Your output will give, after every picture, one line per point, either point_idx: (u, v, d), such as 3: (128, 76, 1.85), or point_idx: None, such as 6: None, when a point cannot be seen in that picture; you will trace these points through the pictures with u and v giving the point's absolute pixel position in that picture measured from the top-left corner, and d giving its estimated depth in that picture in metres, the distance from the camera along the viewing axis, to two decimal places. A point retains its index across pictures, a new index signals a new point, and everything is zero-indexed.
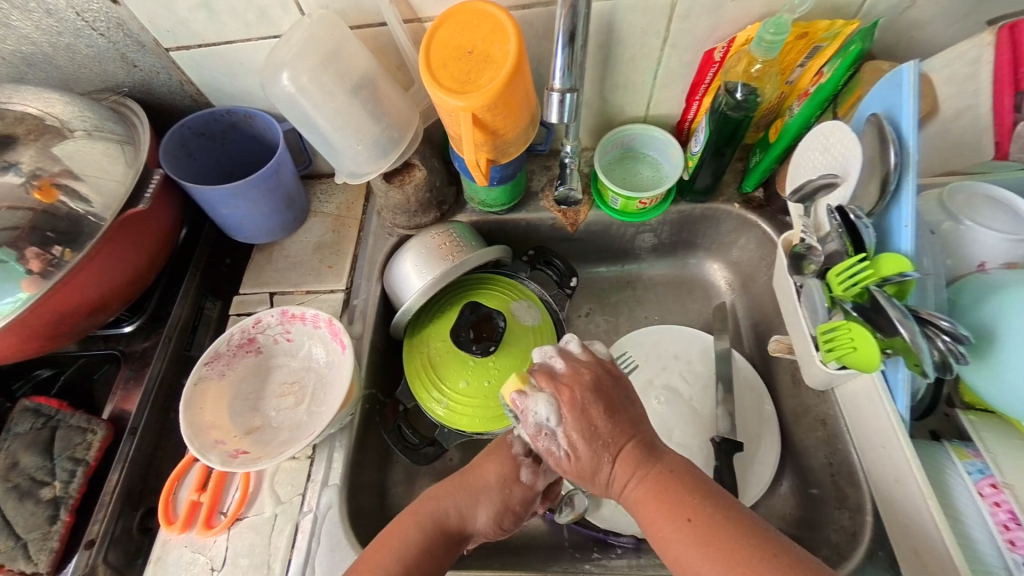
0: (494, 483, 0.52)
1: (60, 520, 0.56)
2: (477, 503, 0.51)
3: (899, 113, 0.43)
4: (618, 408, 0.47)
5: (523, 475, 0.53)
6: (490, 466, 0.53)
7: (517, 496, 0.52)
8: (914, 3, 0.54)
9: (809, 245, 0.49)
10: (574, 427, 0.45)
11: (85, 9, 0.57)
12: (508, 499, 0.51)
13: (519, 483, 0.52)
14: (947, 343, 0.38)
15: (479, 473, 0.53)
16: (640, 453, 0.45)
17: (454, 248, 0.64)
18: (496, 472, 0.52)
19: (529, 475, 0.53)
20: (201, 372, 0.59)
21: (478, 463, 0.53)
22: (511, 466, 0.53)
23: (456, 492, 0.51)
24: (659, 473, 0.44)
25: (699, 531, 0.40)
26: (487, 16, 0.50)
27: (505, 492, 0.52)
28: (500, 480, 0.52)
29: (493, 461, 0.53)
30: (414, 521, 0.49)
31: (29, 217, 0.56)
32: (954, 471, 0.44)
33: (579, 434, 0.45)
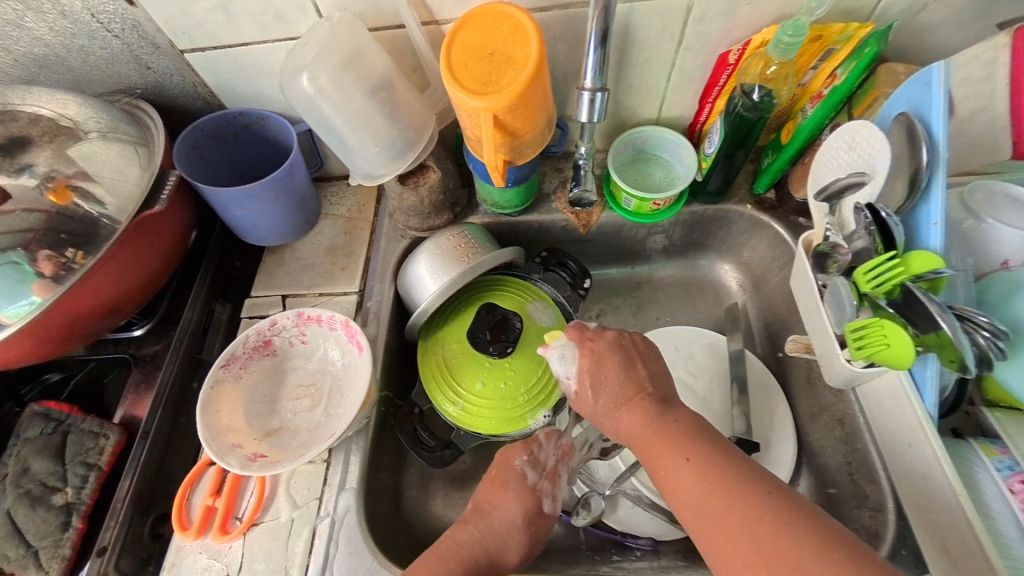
0: (519, 522, 0.55)
1: (72, 527, 0.55)
2: (506, 544, 0.53)
3: (927, 110, 0.44)
4: (634, 363, 0.53)
5: (545, 506, 0.57)
6: (511, 505, 0.55)
7: (541, 528, 0.56)
8: (925, 7, 0.55)
9: (834, 243, 0.49)
10: (589, 376, 0.54)
11: (100, 10, 0.56)
12: (533, 533, 0.55)
13: (541, 515, 0.56)
14: (987, 339, 0.38)
15: (501, 512, 0.55)
16: (654, 405, 0.50)
17: (469, 249, 0.64)
18: (517, 509, 0.55)
19: (549, 504, 0.57)
20: (217, 375, 0.59)
21: (497, 502, 0.56)
22: (531, 500, 0.56)
23: (483, 534, 0.53)
24: (664, 420, 0.49)
25: (699, 468, 0.44)
26: (508, 18, 0.50)
27: (531, 527, 0.55)
28: (524, 520, 0.55)
29: (511, 497, 0.56)
30: (445, 569, 0.49)
31: (43, 220, 0.55)
32: (983, 467, 0.45)
33: (596, 379, 0.53)
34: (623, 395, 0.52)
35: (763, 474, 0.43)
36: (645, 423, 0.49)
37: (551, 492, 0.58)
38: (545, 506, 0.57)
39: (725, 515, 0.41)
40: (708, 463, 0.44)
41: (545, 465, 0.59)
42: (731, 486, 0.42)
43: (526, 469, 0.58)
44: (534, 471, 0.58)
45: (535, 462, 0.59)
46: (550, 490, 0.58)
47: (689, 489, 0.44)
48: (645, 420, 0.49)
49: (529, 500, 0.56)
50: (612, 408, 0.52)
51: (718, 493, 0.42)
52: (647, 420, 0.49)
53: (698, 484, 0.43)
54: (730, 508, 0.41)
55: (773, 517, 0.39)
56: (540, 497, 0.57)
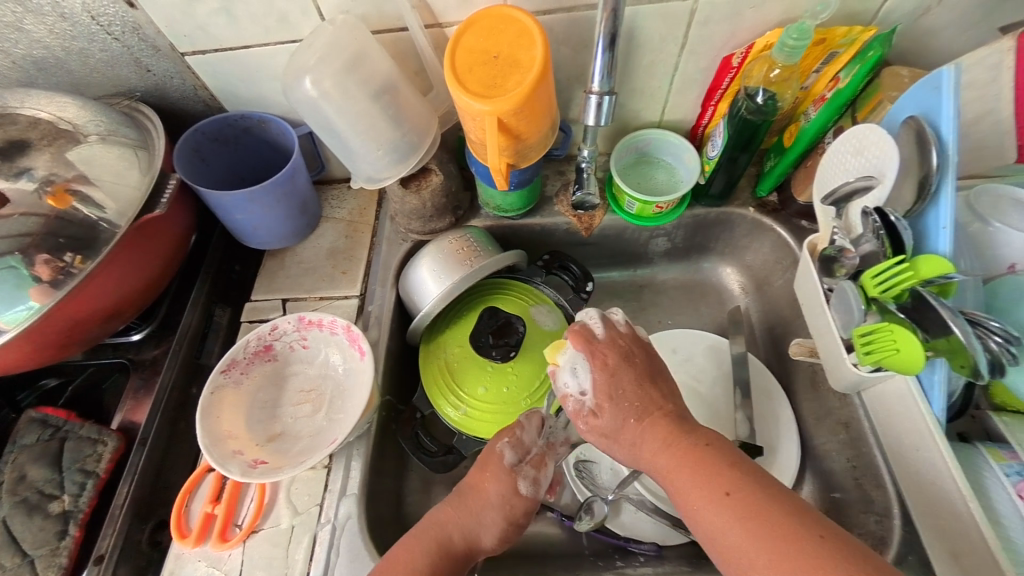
0: (497, 502, 0.54)
1: (69, 535, 0.54)
2: (481, 522, 0.53)
3: (937, 114, 0.43)
4: (651, 379, 0.52)
5: (522, 488, 0.56)
6: (490, 486, 0.55)
7: (519, 510, 0.55)
8: (928, 11, 0.55)
9: (840, 247, 0.49)
10: (603, 394, 0.51)
11: (100, 12, 0.56)
12: (511, 513, 0.54)
13: (519, 496, 0.55)
14: (999, 344, 0.38)
15: (480, 494, 0.54)
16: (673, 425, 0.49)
17: (471, 253, 0.64)
18: (496, 492, 0.54)
19: (528, 486, 0.56)
20: (217, 380, 0.58)
21: (478, 483, 0.55)
22: (509, 482, 0.55)
23: (461, 515, 0.53)
24: (683, 443, 0.47)
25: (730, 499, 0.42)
26: (513, 22, 0.50)
27: (507, 508, 0.54)
28: (501, 500, 0.54)
29: (490, 479, 0.55)
30: (419, 545, 0.50)
31: (42, 224, 0.54)
32: (992, 472, 0.44)
33: (611, 397, 0.51)
34: (642, 411, 0.50)
35: (805, 507, 0.41)
36: (669, 447, 0.48)
37: (532, 474, 0.57)
38: (523, 489, 0.56)
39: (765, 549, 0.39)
40: (750, 498, 0.42)
41: (527, 448, 0.58)
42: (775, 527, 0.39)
43: (507, 451, 0.57)
44: (516, 454, 0.57)
45: (517, 445, 0.57)
46: (531, 474, 0.57)
47: (721, 520, 0.42)
48: (670, 442, 0.48)
49: (509, 483, 0.55)
50: (631, 425, 0.50)
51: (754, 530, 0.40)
52: (673, 444, 0.48)
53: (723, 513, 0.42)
54: (780, 550, 0.38)
55: (831, 564, 0.36)
56: (518, 477, 0.56)
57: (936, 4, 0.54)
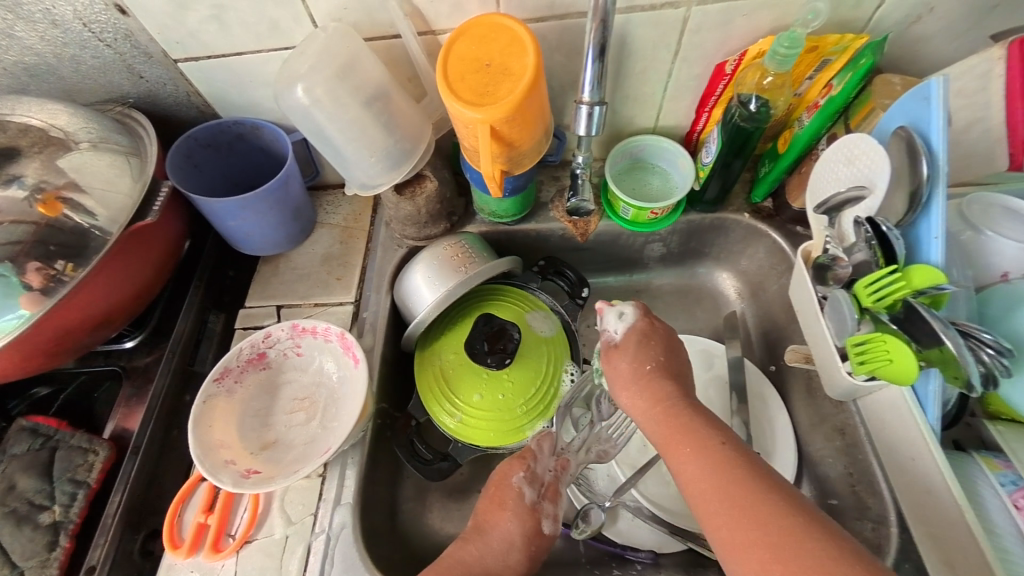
0: (519, 541, 0.54)
1: (59, 547, 0.53)
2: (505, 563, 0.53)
3: (927, 125, 0.43)
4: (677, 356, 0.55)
5: (544, 527, 0.57)
6: (510, 524, 0.55)
7: (540, 547, 0.56)
8: (919, 19, 0.56)
9: (833, 255, 0.49)
10: (629, 344, 0.55)
11: (92, 19, 0.56)
12: (533, 552, 0.55)
13: (541, 534, 0.56)
14: (991, 356, 0.38)
15: (500, 532, 0.55)
16: (675, 392, 0.51)
17: (467, 259, 0.63)
18: (518, 530, 0.55)
19: (549, 524, 0.57)
20: (210, 390, 0.58)
21: (495, 520, 0.56)
22: (529, 520, 0.56)
23: (484, 554, 0.53)
24: (676, 406, 0.50)
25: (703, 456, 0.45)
26: (505, 30, 0.50)
27: (531, 546, 0.55)
28: (524, 539, 0.55)
29: (510, 518, 0.55)
30: None
31: (32, 232, 0.54)
32: (986, 481, 0.44)
33: (631, 353, 0.54)
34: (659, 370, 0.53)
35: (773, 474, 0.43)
36: (664, 408, 0.50)
37: (551, 512, 0.58)
38: (545, 526, 0.57)
39: (728, 506, 0.41)
40: (719, 461, 0.44)
41: (542, 481, 0.59)
42: (739, 489, 0.42)
43: (524, 487, 0.58)
44: (532, 490, 0.58)
45: (532, 478, 0.58)
46: (550, 510, 0.58)
47: (692, 470, 0.45)
48: (660, 405, 0.50)
49: (528, 521, 0.56)
50: (645, 374, 0.53)
51: (718, 487, 0.43)
52: (664, 403, 0.50)
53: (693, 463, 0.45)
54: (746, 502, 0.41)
55: (784, 518, 0.39)
56: (539, 516, 0.57)
57: (926, 12, 0.55)
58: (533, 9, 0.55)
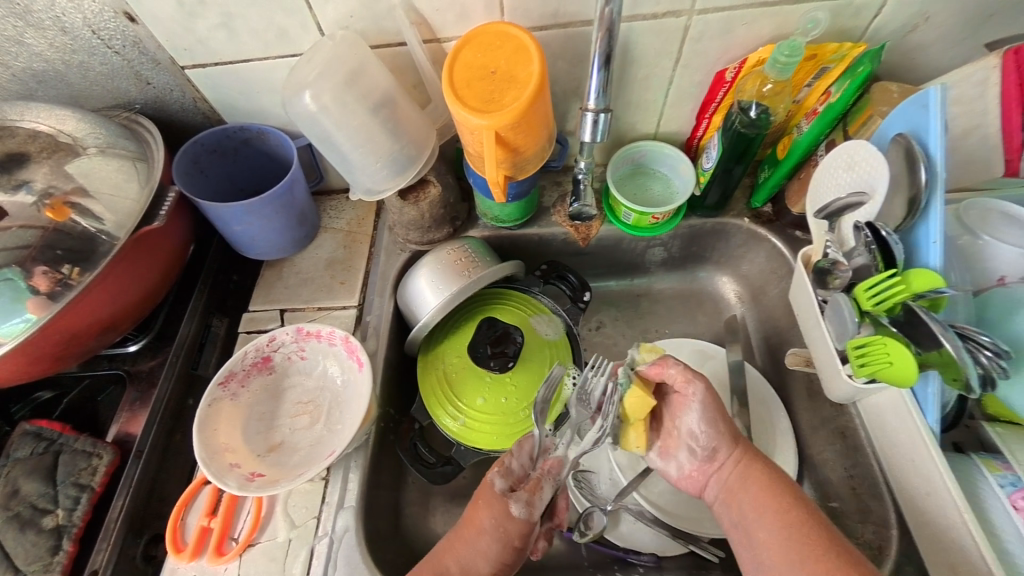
0: (489, 528, 0.51)
1: (62, 550, 0.53)
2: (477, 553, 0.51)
3: (925, 132, 0.44)
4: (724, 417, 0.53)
5: (514, 510, 0.51)
6: (481, 512, 0.52)
7: (514, 532, 0.51)
8: (916, 27, 0.57)
9: (833, 260, 0.50)
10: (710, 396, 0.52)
11: (101, 26, 0.57)
12: (506, 538, 0.51)
13: (512, 519, 0.51)
14: (990, 358, 0.38)
15: (473, 525, 0.52)
16: (752, 459, 0.51)
17: (470, 264, 0.64)
18: (487, 520, 0.51)
19: (522, 509, 0.51)
20: (214, 393, 0.58)
21: (473, 510, 0.53)
22: (499, 507, 0.52)
23: (458, 546, 0.52)
24: (759, 471, 0.50)
25: (788, 528, 0.46)
26: (510, 38, 0.51)
27: (501, 532, 0.51)
28: (493, 525, 0.51)
29: (482, 508, 0.52)
30: None
31: (41, 236, 0.55)
32: (986, 483, 0.44)
33: (710, 415, 0.52)
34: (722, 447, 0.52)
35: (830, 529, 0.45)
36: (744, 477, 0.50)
37: (524, 497, 0.52)
38: (517, 512, 0.51)
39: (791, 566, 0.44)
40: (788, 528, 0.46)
41: (519, 475, 0.55)
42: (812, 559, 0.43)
43: (497, 480, 0.54)
44: (506, 480, 0.54)
45: (506, 472, 0.54)
46: (524, 496, 0.52)
47: (767, 534, 0.47)
48: (743, 471, 0.51)
49: (497, 507, 0.52)
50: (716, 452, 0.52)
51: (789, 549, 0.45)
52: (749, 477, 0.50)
53: (766, 520, 0.47)
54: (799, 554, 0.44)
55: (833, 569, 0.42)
56: (509, 502, 0.52)
57: (923, 21, 0.56)
58: (537, 17, 0.56)
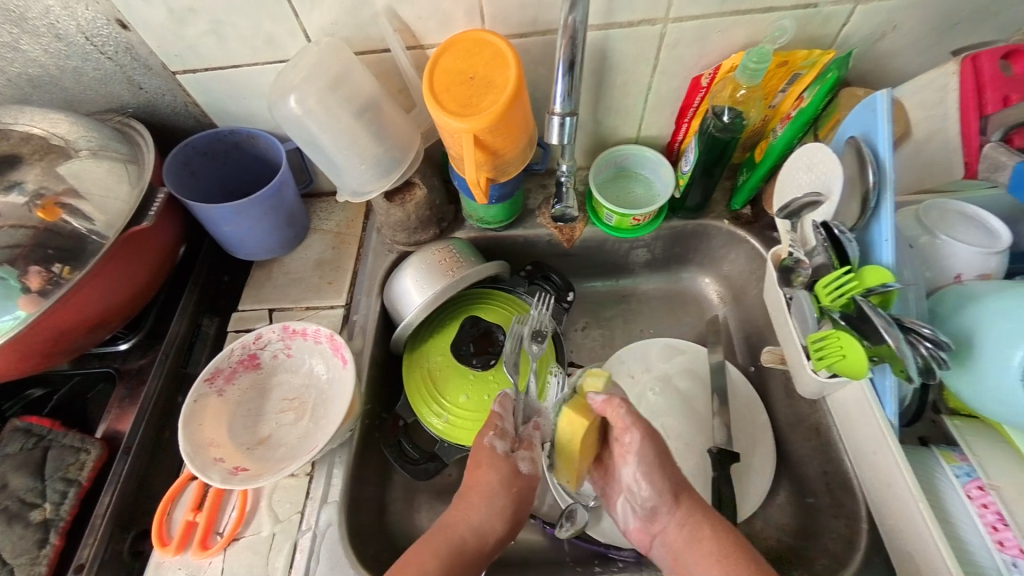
0: (499, 488, 0.54)
1: (49, 544, 0.54)
2: (492, 514, 0.53)
3: (875, 135, 0.46)
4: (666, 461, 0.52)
5: (522, 468, 0.56)
6: (487, 473, 0.55)
7: (522, 490, 0.55)
8: (885, 35, 0.59)
9: (798, 258, 0.52)
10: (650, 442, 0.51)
11: (94, 33, 0.58)
12: (515, 495, 0.55)
13: (519, 476, 0.56)
14: (929, 349, 0.40)
15: (478, 488, 0.54)
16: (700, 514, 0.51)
17: (454, 263, 0.65)
18: (494, 478, 0.54)
19: (527, 466, 0.57)
20: (201, 389, 0.59)
21: (475, 474, 0.55)
22: (505, 467, 0.55)
23: (468, 512, 0.53)
24: (705, 536, 0.49)
25: None
26: (488, 45, 0.53)
27: (511, 488, 0.54)
28: (502, 485, 0.54)
29: (487, 470, 0.55)
30: (429, 551, 0.50)
31: (31, 235, 0.56)
32: (943, 473, 0.46)
33: (646, 463, 0.51)
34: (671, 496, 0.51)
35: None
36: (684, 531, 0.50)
37: (527, 455, 0.57)
38: (523, 468, 0.56)
39: None
40: None
41: (514, 438, 0.58)
42: None
43: (496, 442, 0.57)
44: (504, 442, 0.57)
45: (503, 435, 0.58)
46: (525, 454, 0.57)
47: None
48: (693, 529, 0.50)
49: (504, 468, 0.55)
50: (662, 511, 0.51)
51: None
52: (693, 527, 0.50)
53: None
54: None
55: None
56: (515, 461, 0.56)
57: (890, 29, 0.58)
58: (517, 25, 0.57)
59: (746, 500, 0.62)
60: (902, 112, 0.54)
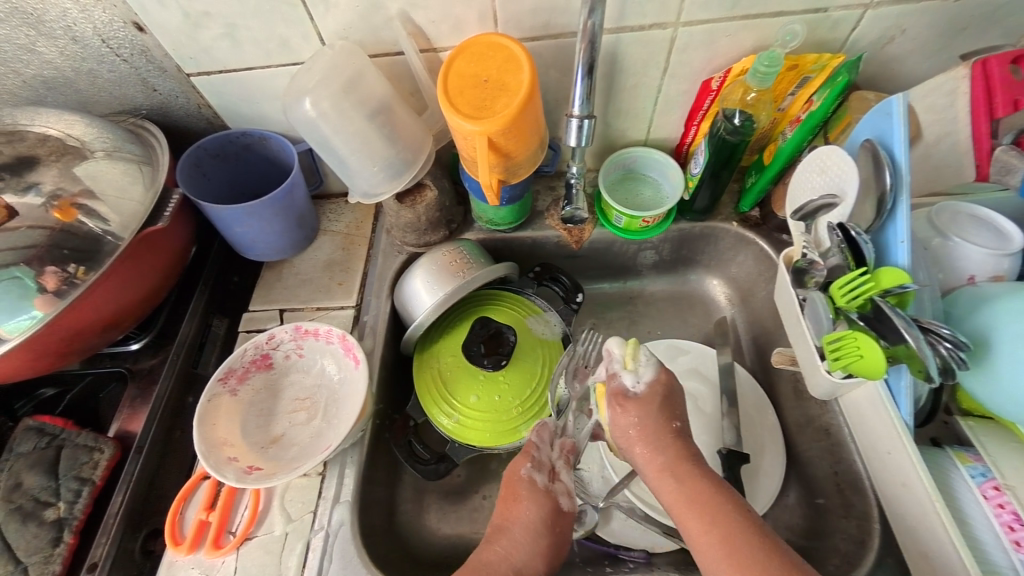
0: (542, 526, 0.57)
1: (63, 543, 0.54)
2: (535, 551, 0.56)
3: (890, 138, 0.47)
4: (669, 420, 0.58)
5: (562, 504, 0.60)
6: (528, 508, 0.58)
7: (561, 530, 0.59)
8: (893, 39, 0.59)
9: (811, 259, 0.52)
10: (641, 405, 0.57)
11: (110, 36, 0.59)
12: (555, 533, 0.58)
13: (560, 514, 0.59)
14: (948, 349, 0.40)
15: (521, 522, 0.57)
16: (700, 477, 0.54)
17: (465, 265, 0.66)
18: (536, 514, 0.58)
19: (565, 501, 0.61)
20: (214, 389, 0.60)
21: (516, 509, 0.59)
22: (546, 502, 0.59)
23: (513, 549, 0.56)
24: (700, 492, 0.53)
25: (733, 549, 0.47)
26: (501, 48, 0.53)
27: (550, 525, 0.58)
28: (543, 521, 0.58)
29: (529, 504, 0.59)
30: None
31: (47, 236, 0.56)
32: (958, 473, 0.46)
33: (635, 417, 0.57)
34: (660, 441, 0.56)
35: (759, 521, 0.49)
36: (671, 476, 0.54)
37: (564, 489, 0.61)
38: (562, 504, 0.60)
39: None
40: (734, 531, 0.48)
41: (549, 467, 0.62)
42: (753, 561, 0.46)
43: (534, 474, 0.61)
44: (542, 474, 0.61)
45: (539, 465, 0.62)
46: (562, 488, 0.61)
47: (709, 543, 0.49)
48: (667, 470, 0.55)
49: (546, 503, 0.59)
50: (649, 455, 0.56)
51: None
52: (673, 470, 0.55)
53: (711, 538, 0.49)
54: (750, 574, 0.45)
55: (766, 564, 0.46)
56: (555, 495, 0.60)
57: (899, 34, 0.58)
58: (529, 28, 0.58)
59: (755, 501, 0.62)
60: (914, 117, 0.54)
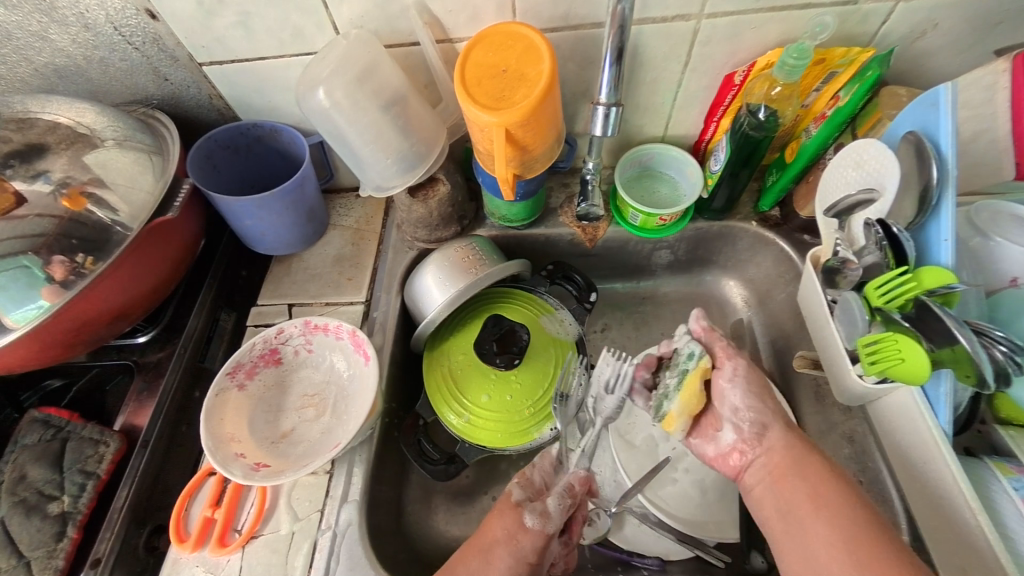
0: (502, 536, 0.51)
1: (66, 537, 0.53)
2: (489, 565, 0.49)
3: (936, 130, 0.45)
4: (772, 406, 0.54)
5: (527, 520, 0.52)
6: (496, 522, 0.52)
7: (527, 547, 0.51)
8: (925, 34, 0.57)
9: (843, 258, 0.50)
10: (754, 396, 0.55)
11: (122, 23, 0.58)
12: (518, 551, 0.50)
13: (525, 531, 0.51)
14: (1004, 354, 0.38)
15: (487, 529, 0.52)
16: (815, 463, 0.50)
17: (476, 262, 0.64)
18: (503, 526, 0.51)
19: (535, 519, 0.52)
20: (223, 383, 0.59)
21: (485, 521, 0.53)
22: (512, 514, 0.53)
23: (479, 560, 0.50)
24: (813, 470, 0.49)
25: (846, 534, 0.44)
26: (520, 38, 0.52)
27: (513, 544, 0.51)
28: (506, 535, 0.51)
29: (496, 518, 0.52)
30: None
31: (55, 225, 0.55)
32: (998, 486, 0.44)
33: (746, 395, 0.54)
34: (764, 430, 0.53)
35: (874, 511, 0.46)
36: (792, 460, 0.50)
37: (539, 508, 0.53)
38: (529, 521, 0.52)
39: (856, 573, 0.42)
40: (844, 510, 0.46)
41: (538, 488, 0.56)
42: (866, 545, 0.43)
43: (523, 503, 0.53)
44: (524, 491, 0.55)
45: (527, 484, 0.56)
46: (537, 507, 0.53)
47: (831, 539, 0.44)
48: (788, 461, 0.51)
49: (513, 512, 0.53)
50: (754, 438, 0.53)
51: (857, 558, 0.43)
52: (797, 460, 0.50)
53: (830, 526, 0.45)
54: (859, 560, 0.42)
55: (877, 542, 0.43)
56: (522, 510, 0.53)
57: (931, 27, 0.56)
58: (548, 19, 0.57)
59: None
60: None
